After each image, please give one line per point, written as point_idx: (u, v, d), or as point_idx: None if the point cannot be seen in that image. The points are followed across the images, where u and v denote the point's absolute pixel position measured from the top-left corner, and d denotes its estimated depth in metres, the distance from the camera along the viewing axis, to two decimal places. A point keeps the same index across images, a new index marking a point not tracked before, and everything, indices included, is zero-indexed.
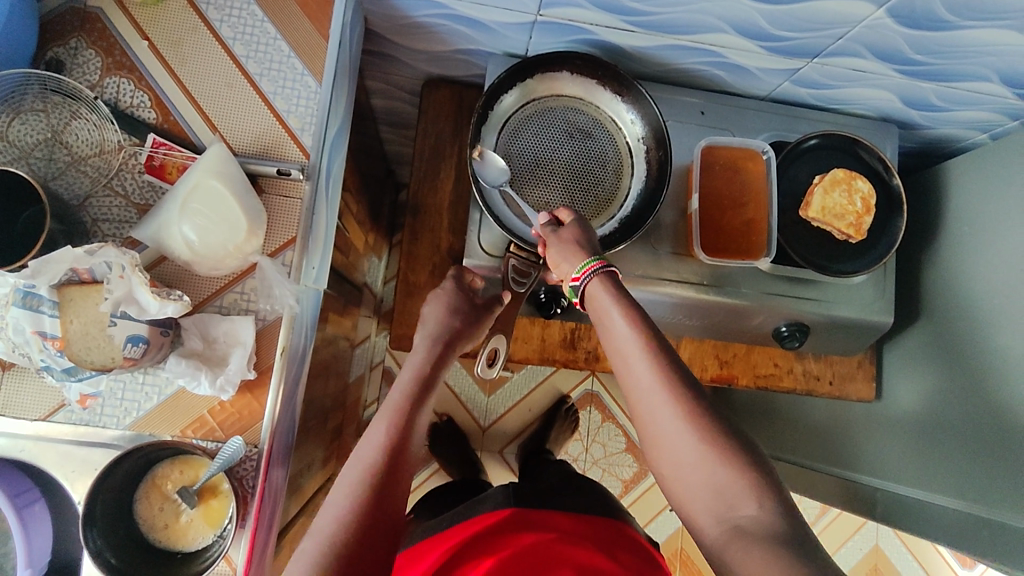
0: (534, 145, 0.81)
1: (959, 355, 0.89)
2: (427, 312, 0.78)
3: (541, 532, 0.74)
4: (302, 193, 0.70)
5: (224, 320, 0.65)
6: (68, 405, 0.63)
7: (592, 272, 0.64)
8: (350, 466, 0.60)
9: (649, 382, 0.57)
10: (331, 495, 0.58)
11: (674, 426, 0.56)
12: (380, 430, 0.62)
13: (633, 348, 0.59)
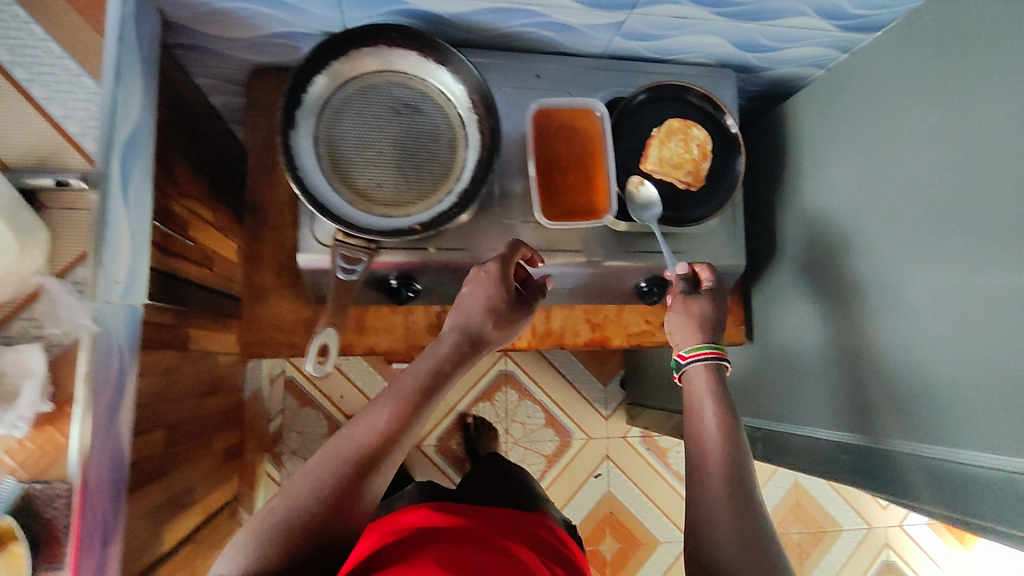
0: (358, 127, 0.76)
1: (828, 287, 0.86)
2: (469, 291, 0.74)
3: (509, 538, 0.68)
4: (89, 202, 0.64)
5: (10, 349, 0.62)
6: None
7: (703, 357, 0.73)
8: (337, 445, 0.60)
9: (733, 446, 0.64)
10: (309, 464, 0.59)
11: (718, 491, 0.60)
12: (377, 420, 0.62)
13: (723, 420, 0.67)
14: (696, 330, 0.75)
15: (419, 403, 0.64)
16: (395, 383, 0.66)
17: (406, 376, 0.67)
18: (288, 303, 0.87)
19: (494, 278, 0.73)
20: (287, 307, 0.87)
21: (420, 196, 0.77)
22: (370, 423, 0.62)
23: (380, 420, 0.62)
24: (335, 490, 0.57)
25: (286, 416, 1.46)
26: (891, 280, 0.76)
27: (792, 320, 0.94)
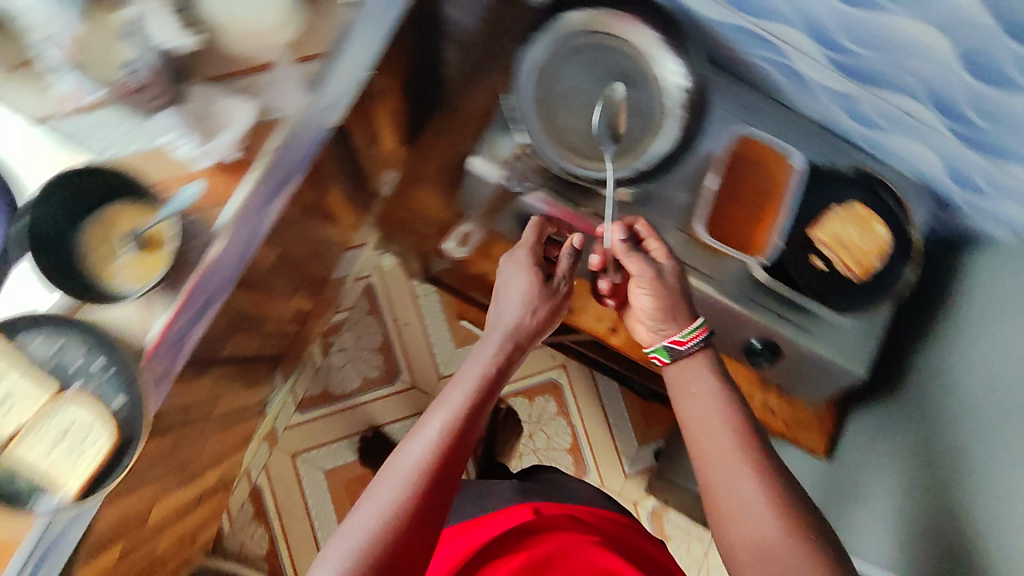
0: (582, 80, 0.82)
1: (948, 439, 0.82)
2: (500, 300, 0.77)
3: (567, 527, 0.84)
4: (341, 16, 0.69)
5: (228, 98, 0.67)
6: (53, 115, 0.64)
7: (699, 339, 0.72)
8: (407, 455, 0.65)
9: (736, 425, 0.68)
10: (384, 478, 0.64)
11: (745, 485, 0.65)
12: (438, 429, 0.66)
13: (721, 407, 0.70)
14: (658, 300, 0.73)
15: (472, 402, 0.69)
16: (452, 383, 0.72)
17: (462, 370, 0.72)
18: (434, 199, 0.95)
19: (536, 279, 0.76)
20: (431, 202, 0.96)
21: (601, 158, 0.81)
22: (425, 433, 0.66)
23: (441, 425, 0.66)
24: (410, 502, 0.62)
25: (351, 315, 1.52)
26: (1000, 490, 0.72)
27: (898, 457, 0.89)
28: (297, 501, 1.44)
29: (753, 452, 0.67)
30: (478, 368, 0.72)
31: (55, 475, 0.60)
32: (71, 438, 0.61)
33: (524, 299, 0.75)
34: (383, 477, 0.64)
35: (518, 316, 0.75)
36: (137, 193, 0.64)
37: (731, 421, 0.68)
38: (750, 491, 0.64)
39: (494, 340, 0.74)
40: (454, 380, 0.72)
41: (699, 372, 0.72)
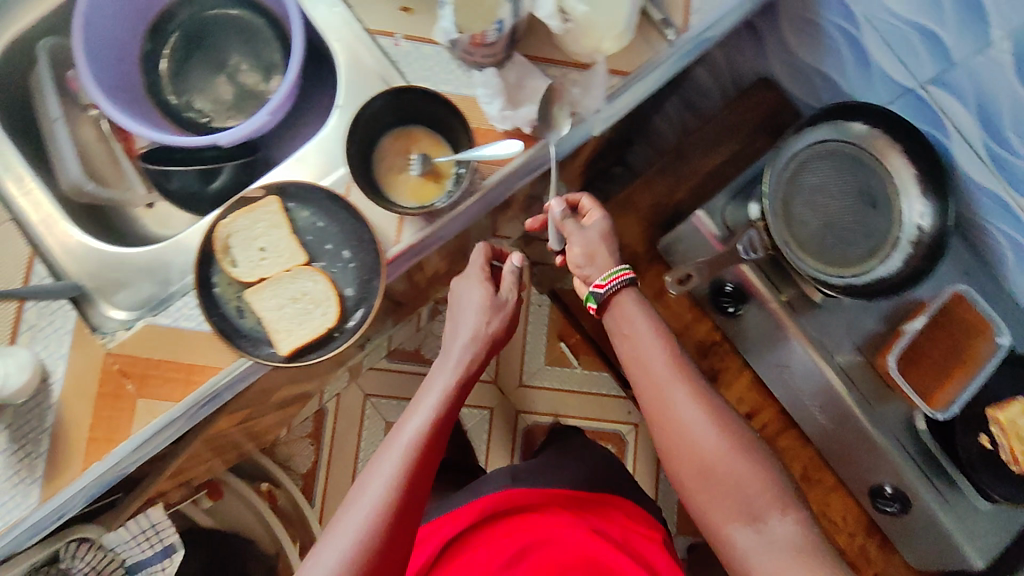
0: (831, 180, 0.84)
1: None
2: (456, 324, 0.75)
3: (556, 506, 0.86)
4: (659, 48, 0.75)
5: (542, 78, 0.73)
6: (394, 36, 0.74)
7: (625, 281, 0.70)
8: (380, 482, 0.63)
9: (676, 354, 0.69)
10: (357, 504, 0.62)
11: (706, 422, 0.65)
12: (414, 433, 0.67)
13: (662, 338, 0.69)
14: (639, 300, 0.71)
15: (446, 397, 0.70)
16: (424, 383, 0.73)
17: (424, 394, 0.71)
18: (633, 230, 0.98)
19: (491, 301, 0.75)
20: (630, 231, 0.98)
21: (819, 258, 0.83)
22: (405, 429, 0.68)
23: (418, 432, 0.67)
24: (395, 488, 0.63)
25: None
26: None
27: None
28: (352, 442, 1.38)
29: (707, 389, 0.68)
30: (442, 391, 0.70)
31: (279, 328, 0.67)
32: (304, 304, 0.67)
33: (479, 318, 0.74)
34: (364, 493, 0.63)
35: (473, 338, 0.73)
36: (443, 122, 0.71)
37: (670, 355, 0.68)
38: (713, 436, 0.65)
39: (452, 361, 0.73)
40: (415, 405, 0.71)
41: (621, 302, 0.71)
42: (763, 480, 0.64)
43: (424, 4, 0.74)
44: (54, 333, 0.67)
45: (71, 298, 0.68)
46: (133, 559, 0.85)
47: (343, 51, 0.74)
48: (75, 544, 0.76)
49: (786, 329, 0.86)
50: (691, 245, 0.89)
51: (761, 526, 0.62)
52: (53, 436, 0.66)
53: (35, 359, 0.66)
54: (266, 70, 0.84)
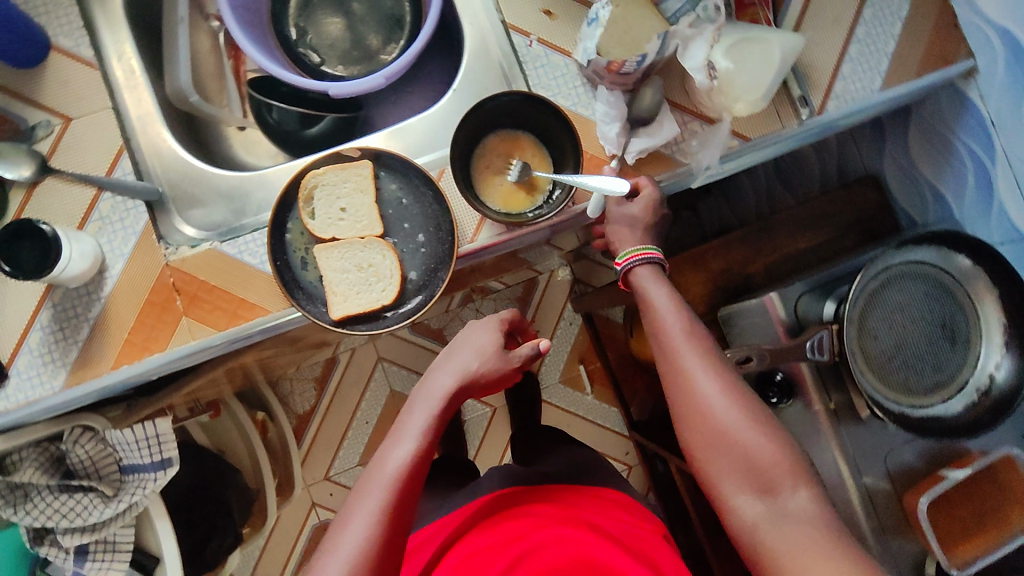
0: (915, 301, 0.81)
1: None
2: (444, 363, 0.71)
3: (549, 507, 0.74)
4: (788, 125, 0.74)
5: (662, 119, 0.71)
6: (529, 37, 0.72)
7: (647, 257, 0.71)
8: (362, 519, 0.57)
9: (691, 322, 0.68)
10: (337, 546, 0.56)
11: (722, 395, 0.63)
12: (397, 462, 0.61)
13: (678, 306, 0.69)
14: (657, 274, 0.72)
15: (427, 427, 0.64)
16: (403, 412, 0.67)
17: (407, 420, 0.65)
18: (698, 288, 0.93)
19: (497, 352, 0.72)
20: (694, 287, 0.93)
21: (880, 378, 0.81)
22: (385, 458, 0.62)
23: (402, 462, 0.61)
24: (382, 521, 0.57)
25: None
26: None
27: None
28: (356, 397, 1.27)
29: (714, 354, 0.66)
30: (425, 420, 0.65)
31: (337, 292, 0.66)
32: (366, 276, 0.67)
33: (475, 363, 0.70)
34: (347, 529, 0.56)
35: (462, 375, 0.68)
36: (552, 137, 0.69)
37: (686, 321, 0.67)
38: (730, 412, 0.63)
39: (437, 391, 0.67)
40: (396, 431, 0.65)
41: (638, 279, 0.71)
42: (776, 452, 0.61)
43: (568, 13, 0.72)
44: (122, 230, 0.67)
45: (147, 201, 0.68)
46: (131, 463, 0.81)
47: (474, 40, 0.74)
48: (81, 431, 0.78)
49: (825, 436, 0.83)
50: (754, 322, 0.86)
51: (774, 496, 0.60)
52: (94, 328, 0.66)
53: (98, 250, 0.65)
54: (389, 30, 0.82)
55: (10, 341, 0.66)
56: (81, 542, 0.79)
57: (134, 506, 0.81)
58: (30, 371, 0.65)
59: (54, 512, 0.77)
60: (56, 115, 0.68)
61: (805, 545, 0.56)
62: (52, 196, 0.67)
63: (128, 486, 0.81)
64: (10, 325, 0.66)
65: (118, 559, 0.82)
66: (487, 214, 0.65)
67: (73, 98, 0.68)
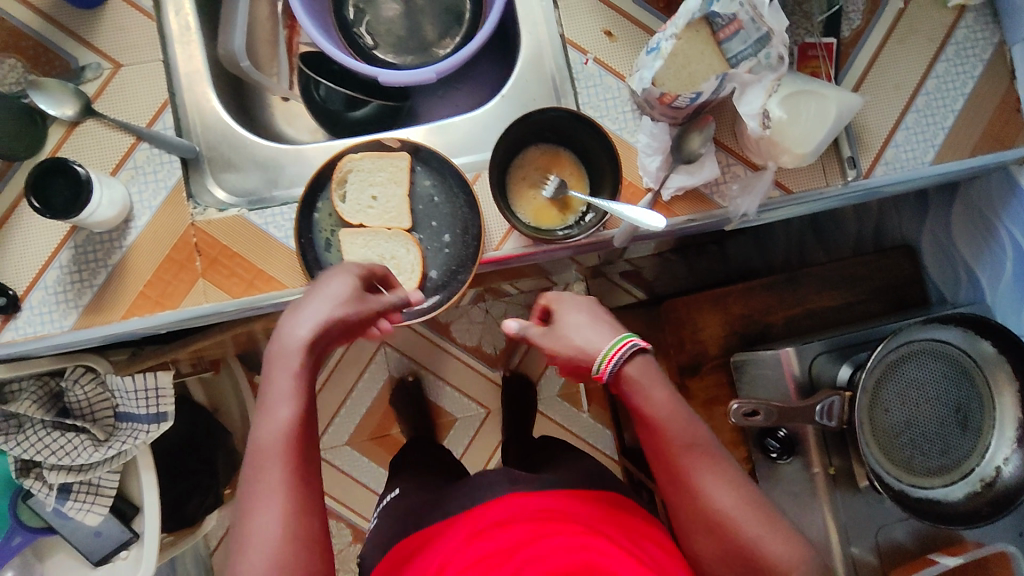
0: (932, 380, 0.80)
1: None
2: (295, 311, 0.53)
3: (554, 514, 0.66)
4: (833, 183, 0.72)
5: (706, 156, 0.70)
6: (585, 55, 0.71)
7: (620, 355, 0.60)
8: (272, 504, 0.47)
9: (668, 390, 0.60)
10: (247, 545, 0.47)
11: (741, 506, 0.56)
12: (279, 430, 0.49)
13: (673, 399, 0.59)
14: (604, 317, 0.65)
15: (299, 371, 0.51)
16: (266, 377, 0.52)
17: (272, 378, 0.51)
18: (713, 331, 0.92)
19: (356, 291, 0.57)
20: (709, 327, 0.92)
21: (885, 453, 0.79)
22: (264, 420, 0.50)
23: (283, 433, 0.49)
24: (287, 491, 0.48)
25: None
26: None
27: None
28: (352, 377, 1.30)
29: (723, 460, 0.58)
30: (292, 371, 0.50)
31: None
32: (388, 267, 0.67)
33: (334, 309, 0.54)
34: (258, 512, 0.47)
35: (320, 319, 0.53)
36: (592, 158, 0.68)
37: (663, 384, 0.60)
38: (749, 518, 0.55)
39: (291, 341, 0.51)
40: (263, 389, 0.51)
41: (628, 375, 0.60)
42: (799, 555, 0.54)
43: (629, 37, 0.71)
44: (154, 182, 0.67)
45: (183, 157, 0.68)
46: (125, 411, 0.80)
47: (530, 49, 0.74)
48: (81, 371, 0.79)
49: (820, 500, 0.83)
50: (765, 373, 0.85)
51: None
52: (111, 274, 0.66)
53: (127, 199, 0.66)
54: (447, 24, 0.82)
55: (27, 275, 0.66)
56: (65, 481, 0.80)
57: (123, 453, 0.81)
58: (43, 306, 0.66)
59: (44, 448, 0.78)
60: (106, 58, 0.68)
61: None
62: (89, 138, 0.67)
63: (120, 433, 0.80)
64: (30, 259, 0.66)
65: (100, 502, 0.82)
66: (515, 224, 0.64)
67: (126, 45, 0.68)
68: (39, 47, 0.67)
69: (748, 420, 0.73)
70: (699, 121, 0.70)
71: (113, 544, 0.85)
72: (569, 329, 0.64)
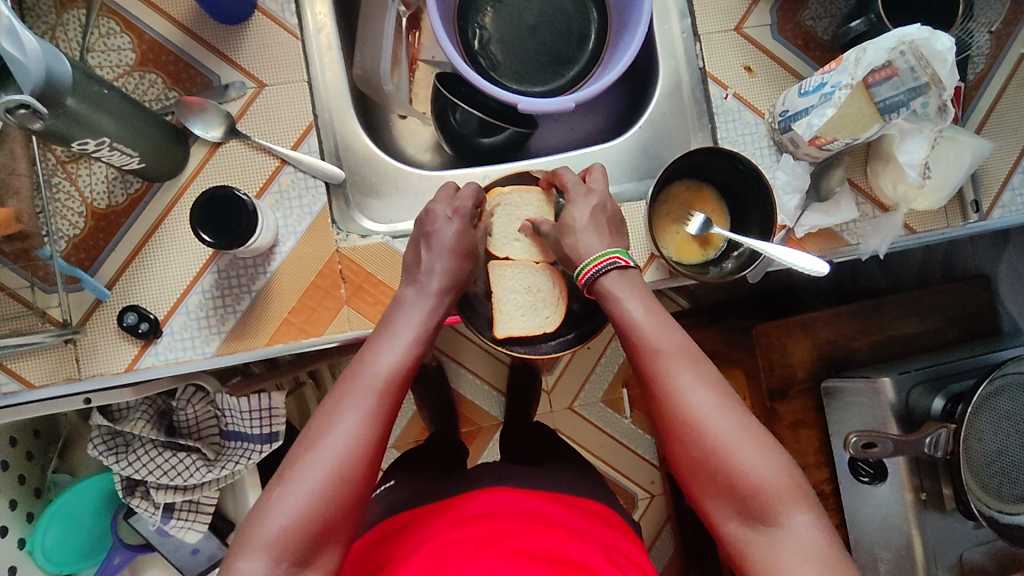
0: (1020, 411, 0.84)
1: None
2: (424, 264, 0.61)
3: (532, 516, 0.66)
4: (953, 224, 0.75)
5: (840, 196, 0.72)
6: (725, 90, 0.71)
7: (603, 267, 0.60)
8: (355, 413, 0.53)
9: (681, 334, 0.58)
10: (324, 439, 0.52)
11: (716, 407, 0.54)
12: (387, 367, 0.56)
13: (654, 312, 0.58)
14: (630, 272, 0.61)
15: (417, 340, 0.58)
16: (383, 329, 0.59)
17: (398, 322, 0.59)
18: (801, 352, 0.95)
19: (466, 242, 0.63)
20: (796, 352, 0.95)
21: (980, 483, 0.83)
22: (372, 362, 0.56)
23: (392, 368, 0.56)
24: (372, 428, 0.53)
25: None
26: None
27: None
28: None
29: (703, 362, 0.57)
30: (420, 324, 0.59)
31: (506, 312, 0.68)
32: (534, 301, 0.69)
33: (450, 264, 0.62)
34: (337, 423, 0.53)
35: (445, 277, 0.62)
36: (738, 198, 0.69)
37: (666, 323, 0.58)
38: (726, 425, 0.54)
39: (428, 297, 0.60)
40: (389, 331, 0.59)
41: (604, 286, 0.60)
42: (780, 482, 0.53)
43: (768, 73, 0.72)
44: (299, 208, 0.66)
45: (327, 183, 0.67)
46: (235, 430, 0.80)
47: (668, 82, 0.74)
48: (193, 390, 0.79)
49: (908, 525, 0.86)
50: (859, 400, 0.88)
51: (769, 528, 0.52)
52: (256, 299, 0.65)
53: (275, 226, 0.64)
54: (569, 46, 0.81)
55: (169, 299, 0.64)
56: (172, 500, 0.78)
57: (232, 474, 0.80)
58: (184, 331, 0.64)
59: (156, 468, 0.77)
60: (250, 78, 0.66)
61: (808, 555, 0.50)
62: (232, 159, 0.65)
63: (229, 453, 0.80)
64: (170, 283, 0.64)
65: (200, 520, 0.80)
66: (666, 259, 0.65)
67: (271, 64, 0.66)
68: (180, 62, 0.64)
69: (866, 452, 0.79)
70: (838, 160, 0.72)
71: (210, 560, 0.84)
72: (580, 233, 0.62)
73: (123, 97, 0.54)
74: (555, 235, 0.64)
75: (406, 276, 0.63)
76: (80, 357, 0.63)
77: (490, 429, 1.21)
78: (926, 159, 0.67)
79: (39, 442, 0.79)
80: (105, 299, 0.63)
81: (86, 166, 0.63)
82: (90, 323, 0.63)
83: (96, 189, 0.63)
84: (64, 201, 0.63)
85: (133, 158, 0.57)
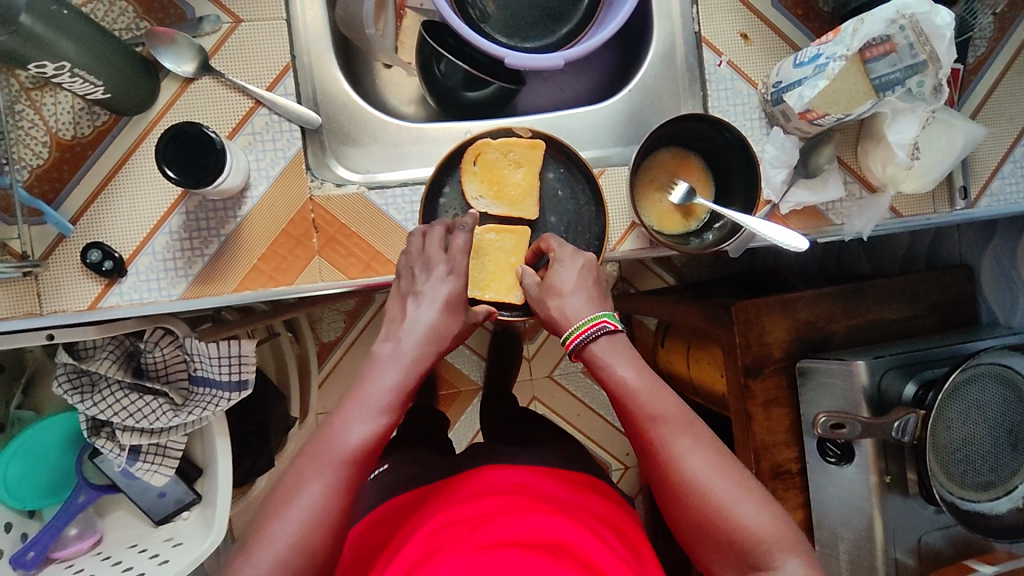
0: (989, 401, 0.84)
1: None
2: (410, 308, 0.59)
3: (529, 491, 0.65)
4: (938, 211, 0.74)
5: (828, 172, 0.71)
6: (719, 56, 0.69)
7: (591, 334, 0.59)
8: (318, 485, 0.52)
9: (677, 403, 0.58)
10: (288, 507, 0.51)
11: (713, 468, 0.55)
12: (357, 437, 0.54)
13: (646, 375, 0.59)
14: (620, 341, 0.59)
15: (387, 413, 0.56)
16: (354, 388, 0.57)
17: (370, 387, 0.57)
18: (780, 332, 0.94)
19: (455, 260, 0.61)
20: (775, 332, 0.94)
21: (943, 470, 0.84)
22: (338, 432, 0.54)
23: (360, 438, 0.54)
24: (333, 509, 0.52)
25: None
26: None
27: None
28: None
29: (698, 423, 0.58)
30: (393, 387, 0.57)
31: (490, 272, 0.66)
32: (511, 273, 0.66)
33: (438, 318, 0.59)
34: (298, 496, 0.52)
35: (428, 334, 0.59)
36: (724, 167, 0.68)
37: (667, 390, 0.58)
38: (722, 484, 0.55)
39: (403, 354, 0.58)
40: (360, 390, 0.57)
41: (595, 354, 0.59)
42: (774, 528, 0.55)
43: (764, 42, 0.70)
44: (272, 151, 0.64)
45: (303, 127, 0.65)
46: (203, 375, 0.79)
47: (661, 45, 0.72)
48: (161, 333, 0.78)
49: (871, 506, 0.87)
50: (832, 383, 0.88)
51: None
52: (225, 243, 0.63)
53: (247, 168, 0.63)
54: (563, 2, 0.78)
55: (135, 238, 0.62)
56: (138, 443, 0.78)
57: (198, 419, 0.79)
58: (150, 272, 0.62)
59: (121, 410, 0.76)
60: (226, 11, 0.63)
61: None
62: (204, 96, 0.63)
63: (197, 399, 0.79)
64: (136, 221, 0.62)
65: (166, 464, 0.81)
66: (646, 227, 0.64)
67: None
68: None
69: (834, 432, 0.82)
70: (828, 137, 0.70)
71: (175, 504, 0.84)
72: (567, 296, 0.60)
73: (87, 21, 0.52)
74: (540, 297, 0.61)
75: (386, 329, 0.60)
76: (42, 293, 0.61)
77: (468, 394, 1.21)
78: (916, 140, 0.65)
79: (4, 377, 0.78)
80: (68, 234, 0.61)
81: (51, 95, 0.61)
82: (51, 257, 0.61)
83: (61, 119, 0.61)
84: (27, 128, 0.60)
85: (98, 87, 0.55)
